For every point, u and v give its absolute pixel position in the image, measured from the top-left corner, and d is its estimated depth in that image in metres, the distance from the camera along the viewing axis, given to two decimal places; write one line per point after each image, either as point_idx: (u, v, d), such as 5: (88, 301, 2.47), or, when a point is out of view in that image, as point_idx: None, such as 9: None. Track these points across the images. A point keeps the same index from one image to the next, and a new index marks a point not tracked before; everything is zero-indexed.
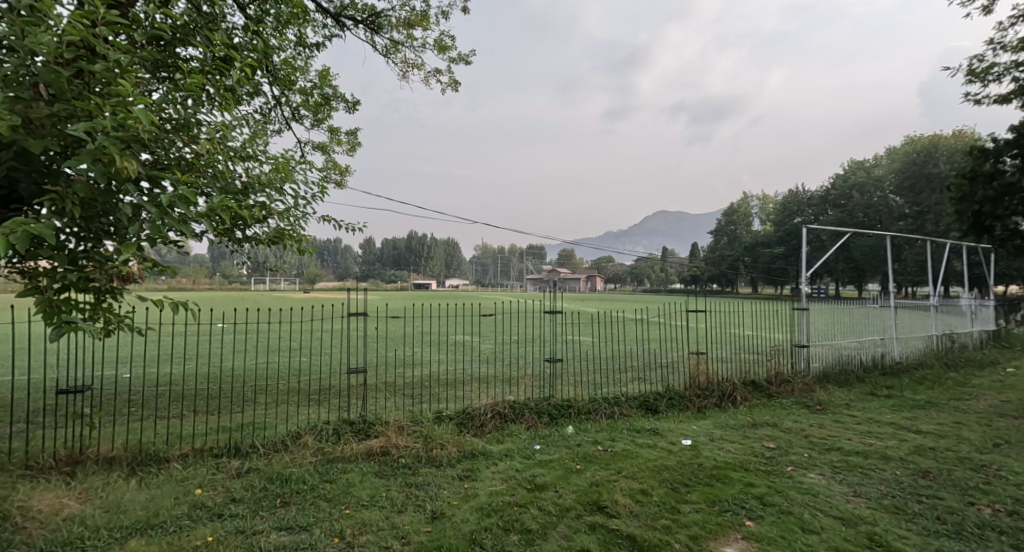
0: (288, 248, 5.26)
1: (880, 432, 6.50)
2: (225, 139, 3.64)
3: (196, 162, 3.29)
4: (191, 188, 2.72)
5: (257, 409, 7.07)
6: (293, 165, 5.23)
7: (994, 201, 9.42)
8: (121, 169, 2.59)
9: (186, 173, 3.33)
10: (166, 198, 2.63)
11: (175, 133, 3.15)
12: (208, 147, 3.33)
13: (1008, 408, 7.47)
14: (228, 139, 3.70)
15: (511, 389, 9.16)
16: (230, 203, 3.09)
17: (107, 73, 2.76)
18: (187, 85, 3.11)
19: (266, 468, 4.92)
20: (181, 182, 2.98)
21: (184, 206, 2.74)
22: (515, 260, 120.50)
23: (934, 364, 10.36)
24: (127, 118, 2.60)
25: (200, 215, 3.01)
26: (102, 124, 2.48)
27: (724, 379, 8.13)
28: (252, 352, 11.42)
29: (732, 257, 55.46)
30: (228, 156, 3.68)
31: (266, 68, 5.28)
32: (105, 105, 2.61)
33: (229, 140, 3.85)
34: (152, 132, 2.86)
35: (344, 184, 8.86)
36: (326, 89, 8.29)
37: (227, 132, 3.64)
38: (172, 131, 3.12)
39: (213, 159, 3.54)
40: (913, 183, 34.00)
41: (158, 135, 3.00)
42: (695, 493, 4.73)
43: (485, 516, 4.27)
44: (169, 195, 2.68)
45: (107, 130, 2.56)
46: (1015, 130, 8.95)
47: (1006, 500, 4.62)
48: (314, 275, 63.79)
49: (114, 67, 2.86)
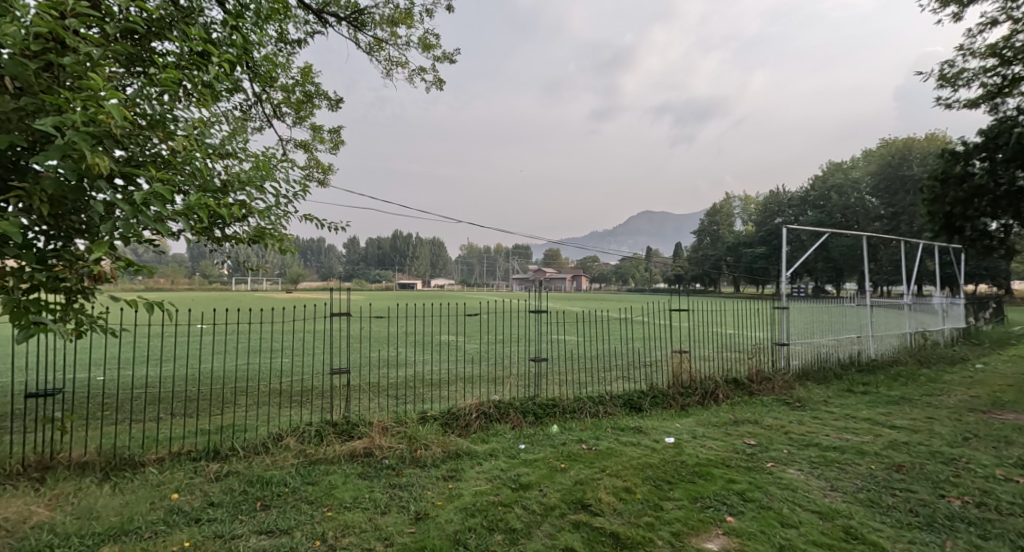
0: (270, 248, 5.19)
1: (856, 427, 6.65)
2: (202, 135, 3.58)
3: (172, 158, 3.24)
4: (167, 185, 2.68)
5: (237, 411, 7.00)
6: (274, 163, 5.16)
7: (964, 202, 9.67)
8: (92, 165, 2.55)
9: (161, 171, 3.28)
10: (139, 196, 2.58)
11: (150, 129, 3.12)
12: (185, 144, 3.28)
13: (978, 403, 7.70)
14: (205, 136, 3.64)
15: (496, 389, 9.19)
16: (209, 201, 3.06)
17: (77, 66, 2.71)
18: (162, 79, 3.06)
19: (246, 472, 4.87)
20: (155, 179, 2.94)
21: (160, 204, 2.69)
22: (501, 259, 120.49)
23: (909, 361, 10.62)
24: (97, 113, 2.55)
25: (177, 213, 2.97)
26: (71, 119, 2.42)
27: (706, 377, 8.23)
28: (232, 355, 11.26)
29: (714, 258, 56.17)
30: (207, 153, 3.63)
31: (247, 64, 5.17)
32: (75, 99, 2.56)
33: (207, 136, 3.78)
34: (125, 128, 2.83)
35: (327, 183, 8.78)
36: (308, 86, 8.23)
37: (205, 129, 3.60)
38: (147, 127, 3.09)
39: (191, 157, 3.49)
40: (889, 185, 34.73)
41: (131, 131, 2.96)
42: (678, 490, 4.79)
43: (469, 516, 4.28)
44: (144, 193, 2.64)
45: (77, 126, 2.50)
46: (986, 134, 9.20)
47: (975, 492, 4.76)
48: (297, 275, 63.36)
49: (85, 61, 2.81)
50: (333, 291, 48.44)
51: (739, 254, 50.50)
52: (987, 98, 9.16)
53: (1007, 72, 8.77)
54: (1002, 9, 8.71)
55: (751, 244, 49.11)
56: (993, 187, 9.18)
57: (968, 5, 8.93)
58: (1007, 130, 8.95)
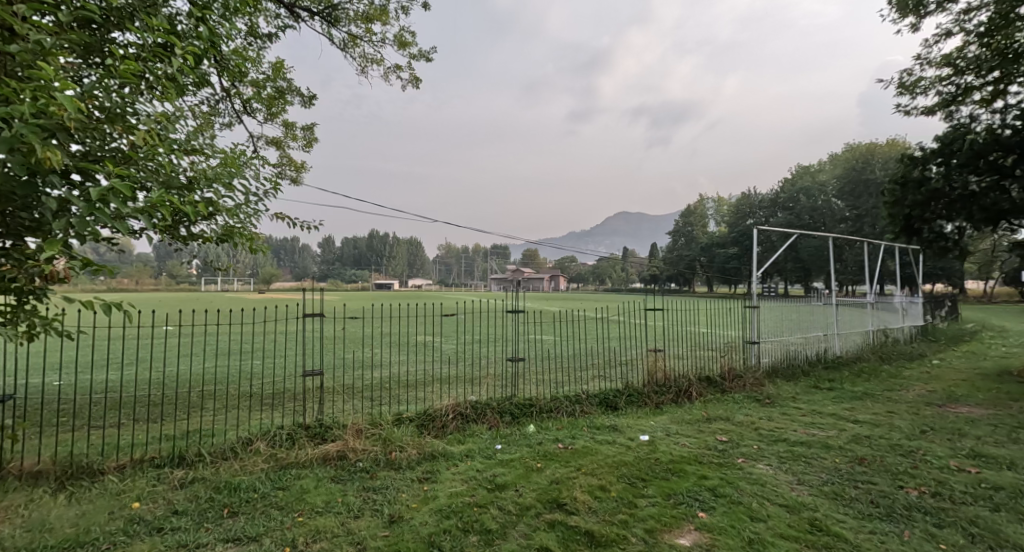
0: (240, 247, 5.06)
1: (822, 422, 6.87)
2: (165, 130, 3.48)
3: (132, 154, 3.16)
4: (126, 182, 2.61)
5: (205, 416, 6.85)
6: (243, 159, 5.04)
7: (922, 205, 10.03)
8: (43, 159, 2.48)
9: (121, 166, 3.20)
10: (97, 192, 2.51)
11: (107, 123, 3.05)
12: (146, 138, 3.19)
13: (934, 397, 8.02)
14: (169, 131, 3.54)
15: (471, 390, 9.20)
16: (172, 199, 2.99)
17: (26, 55, 2.63)
18: (120, 71, 3.00)
19: (212, 478, 4.78)
20: (113, 175, 2.86)
21: (118, 200, 2.61)
22: (478, 259, 120.32)
23: (872, 357, 10.98)
24: (48, 105, 2.48)
25: (138, 210, 2.90)
26: (19, 110, 2.35)
27: (680, 375, 8.38)
28: (199, 358, 11.00)
29: (688, 258, 57.11)
30: (171, 149, 3.53)
31: (214, 57, 5.02)
32: (24, 90, 2.48)
33: (171, 131, 3.69)
34: (80, 121, 2.76)
35: (300, 181, 8.66)
36: (279, 82, 8.09)
37: (168, 123, 3.50)
38: (104, 121, 3.03)
39: (153, 152, 3.39)
40: (853, 188, 35.80)
41: (86, 124, 2.90)
42: (652, 487, 4.88)
43: (444, 518, 4.29)
44: (101, 189, 2.57)
45: (26, 118, 2.43)
46: (942, 140, 9.59)
47: (930, 483, 4.97)
48: (269, 274, 62.22)
49: (36, 50, 2.73)
50: (306, 291, 47.63)
51: (712, 255, 51.42)
52: (942, 105, 9.52)
53: (961, 81, 9.13)
54: (956, 21, 9.06)
55: (724, 244, 50.10)
56: (948, 191, 9.58)
57: (924, 16, 9.26)
58: (961, 137, 9.33)
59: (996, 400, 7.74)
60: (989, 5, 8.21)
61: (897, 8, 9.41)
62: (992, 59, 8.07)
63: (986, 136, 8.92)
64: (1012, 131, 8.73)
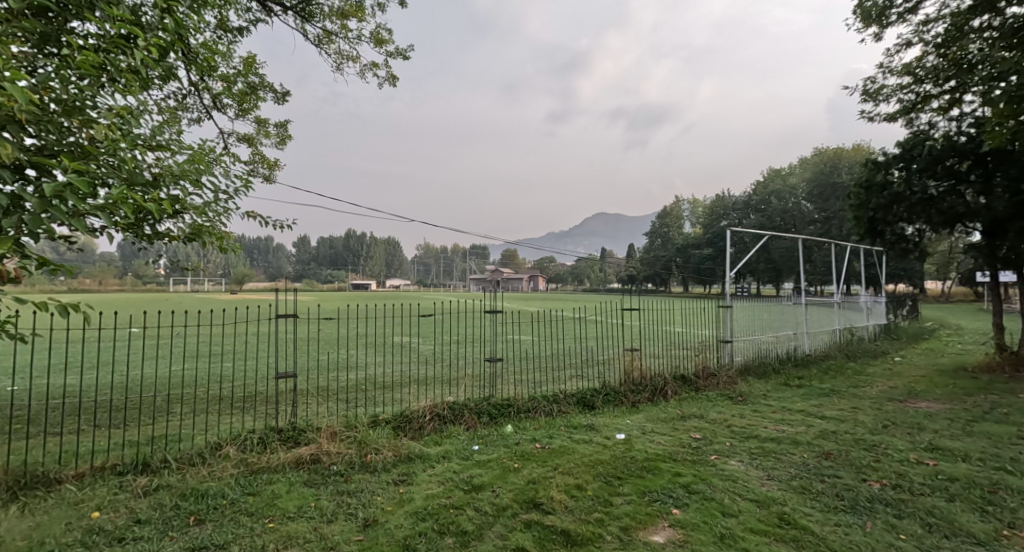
0: (208, 245, 4.89)
1: (792, 419, 7.04)
2: (127, 125, 3.40)
3: (91, 149, 3.09)
4: (83, 178, 2.53)
5: (172, 422, 6.68)
6: (212, 156, 4.88)
7: (886, 208, 10.35)
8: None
9: (79, 161, 3.12)
10: (50, 187, 2.44)
11: (63, 116, 3.00)
12: (105, 132, 3.11)
13: (896, 393, 8.30)
14: (132, 126, 3.45)
15: (449, 391, 9.18)
16: (133, 196, 2.93)
17: None
18: (78, 63, 2.94)
19: (178, 485, 4.68)
20: (70, 170, 2.80)
21: (75, 197, 2.54)
22: (456, 259, 119.90)
23: (839, 355, 11.31)
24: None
25: (97, 207, 2.83)
26: None
27: (656, 374, 8.50)
28: (166, 361, 10.71)
29: (664, 258, 57.89)
30: (133, 144, 3.43)
31: (182, 50, 4.89)
32: None
33: (134, 125, 3.60)
34: (33, 113, 2.69)
35: (273, 179, 8.52)
36: (251, 77, 7.94)
37: (130, 118, 3.41)
38: (61, 113, 2.97)
39: (115, 147, 3.30)
40: (822, 191, 36.80)
41: (39, 116, 2.83)
42: (627, 485, 4.94)
43: (420, 521, 4.28)
44: (55, 185, 2.50)
45: None
46: (903, 145, 10.08)
47: (892, 475, 5.14)
48: (242, 275, 60.98)
49: None
50: (279, 291, 46.83)
51: (688, 255, 52.21)
52: (902, 112, 9.84)
53: (920, 89, 9.46)
54: (916, 32, 9.38)
55: (699, 244, 50.95)
56: (909, 194, 9.94)
57: (886, 26, 9.57)
58: (920, 142, 9.79)
59: (953, 395, 8.06)
60: (946, 17, 8.53)
61: (860, 18, 9.70)
62: (949, 70, 8.41)
63: (943, 142, 9.38)
64: (968, 138, 9.17)
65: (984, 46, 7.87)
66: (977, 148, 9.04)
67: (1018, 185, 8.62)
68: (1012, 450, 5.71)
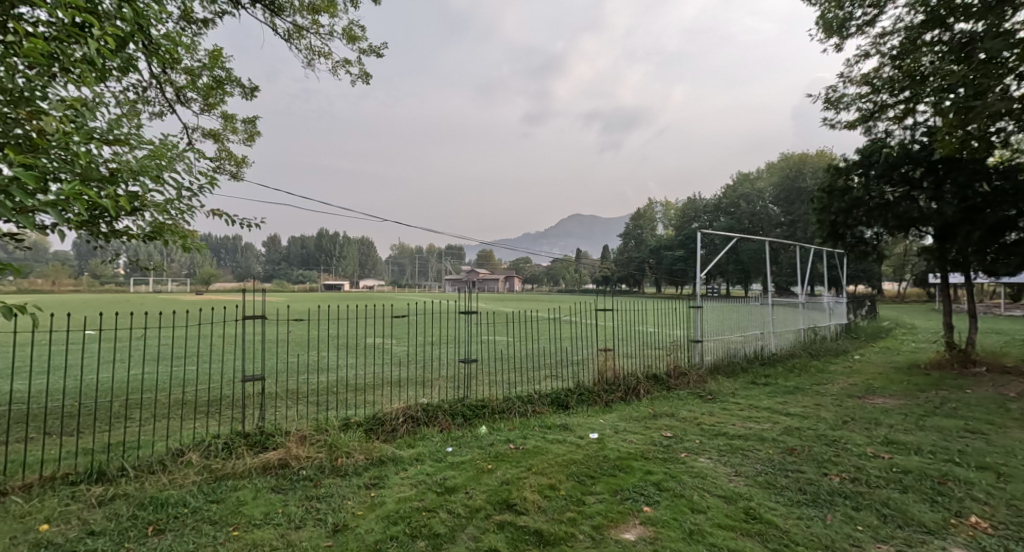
0: (170, 245, 4.66)
1: (758, 416, 7.22)
2: (79, 117, 3.29)
3: (39, 141, 2.97)
4: (31, 171, 2.43)
5: (132, 429, 6.46)
6: (178, 151, 4.61)
7: (846, 212, 10.66)
8: None
9: (25, 155, 3.01)
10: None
11: None
12: (54, 124, 3.00)
13: (856, 389, 8.59)
14: (85, 120, 3.33)
15: (423, 393, 9.14)
16: (87, 192, 2.84)
17: None
18: (25, 52, 2.84)
19: (137, 494, 4.54)
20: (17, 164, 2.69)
21: (22, 192, 2.44)
22: (431, 260, 119.26)
23: (803, 353, 11.64)
24: None
25: (45, 203, 2.72)
26: None
27: (629, 374, 8.61)
28: (126, 364, 10.37)
29: (637, 259, 58.61)
30: (86, 137, 3.29)
31: (143, 44, 4.75)
32: None
33: (89, 119, 3.47)
34: None
35: (241, 176, 8.34)
36: (217, 71, 7.74)
37: (83, 111, 3.30)
38: None
39: (67, 140, 3.18)
40: (788, 196, 37.95)
41: None
42: (600, 484, 5.00)
43: (392, 524, 4.25)
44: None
45: None
46: (863, 151, 10.40)
47: (851, 469, 5.32)
48: (209, 274, 59.46)
49: None
50: (247, 291, 45.87)
51: (660, 257, 53.03)
52: (862, 120, 10.15)
53: (878, 99, 9.78)
54: (874, 43, 9.71)
55: (671, 246, 51.81)
56: (868, 199, 10.28)
57: (846, 37, 9.88)
58: (877, 150, 10.14)
59: (908, 391, 8.39)
60: (901, 31, 8.85)
61: (822, 29, 9.99)
62: (904, 80, 8.73)
63: (900, 150, 9.76)
64: (921, 146, 9.61)
65: (936, 59, 8.20)
66: (929, 156, 9.48)
67: (966, 191, 9.06)
68: (959, 443, 5.97)
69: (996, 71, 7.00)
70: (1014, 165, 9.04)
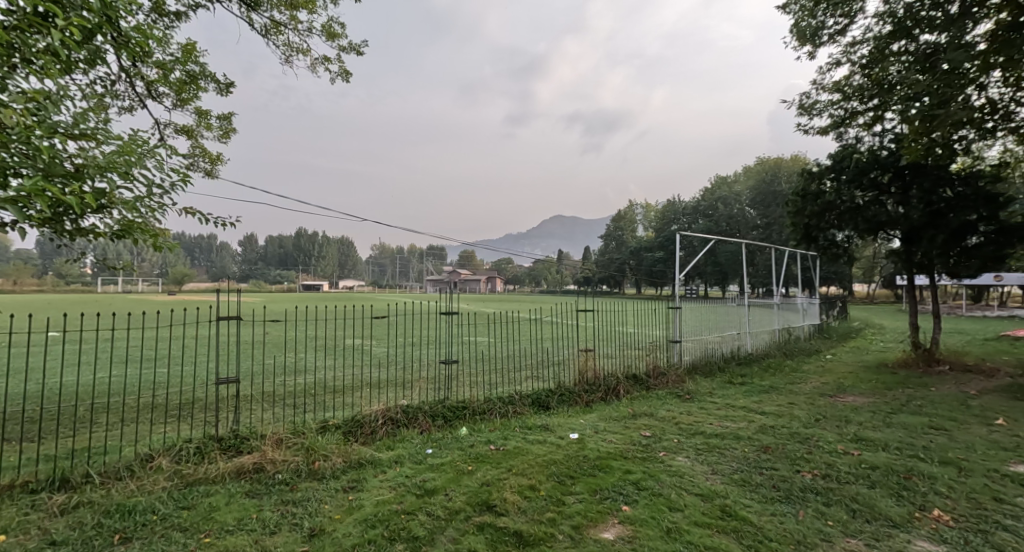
0: (140, 244, 4.49)
1: (734, 415, 7.34)
2: (41, 110, 3.19)
3: None
4: None
5: (99, 435, 6.28)
6: (150, 146, 4.41)
7: (819, 216, 10.91)
8: None
9: None
10: None
11: None
12: (13, 116, 2.90)
13: (827, 388, 8.79)
14: (47, 113, 3.24)
15: (403, 394, 9.09)
16: (46, 188, 2.78)
17: None
18: None
19: (103, 501, 4.43)
20: None
21: None
22: (412, 261, 118.64)
23: (778, 353, 11.86)
24: None
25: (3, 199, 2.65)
26: None
27: (609, 374, 8.68)
28: (94, 367, 10.08)
29: (617, 260, 59.09)
30: (48, 131, 3.20)
31: (112, 36, 4.61)
32: None
33: (53, 112, 3.37)
34: None
35: (215, 174, 8.19)
36: (190, 66, 7.58)
37: (45, 103, 3.21)
38: None
39: (29, 134, 3.09)
40: (764, 199, 38.72)
41: None
42: (579, 484, 5.02)
43: (370, 528, 4.21)
44: None
45: None
46: (834, 157, 10.66)
47: (822, 466, 5.44)
48: (183, 275, 58.16)
49: None
50: (221, 291, 45.07)
51: (640, 258, 53.55)
52: (834, 126, 10.40)
53: (848, 106, 10.03)
54: (845, 52, 9.95)
55: (650, 247, 52.33)
56: (839, 203, 10.52)
57: (818, 46, 10.10)
58: (848, 155, 10.40)
59: (877, 389, 8.62)
60: (870, 40, 9.09)
61: (796, 37, 10.20)
62: (873, 89, 8.98)
63: (869, 156, 10.03)
64: (889, 152, 9.87)
65: (903, 69, 8.44)
66: (896, 162, 9.77)
67: (931, 197, 9.41)
68: (924, 439, 6.15)
69: (959, 81, 7.23)
70: (976, 171, 9.35)
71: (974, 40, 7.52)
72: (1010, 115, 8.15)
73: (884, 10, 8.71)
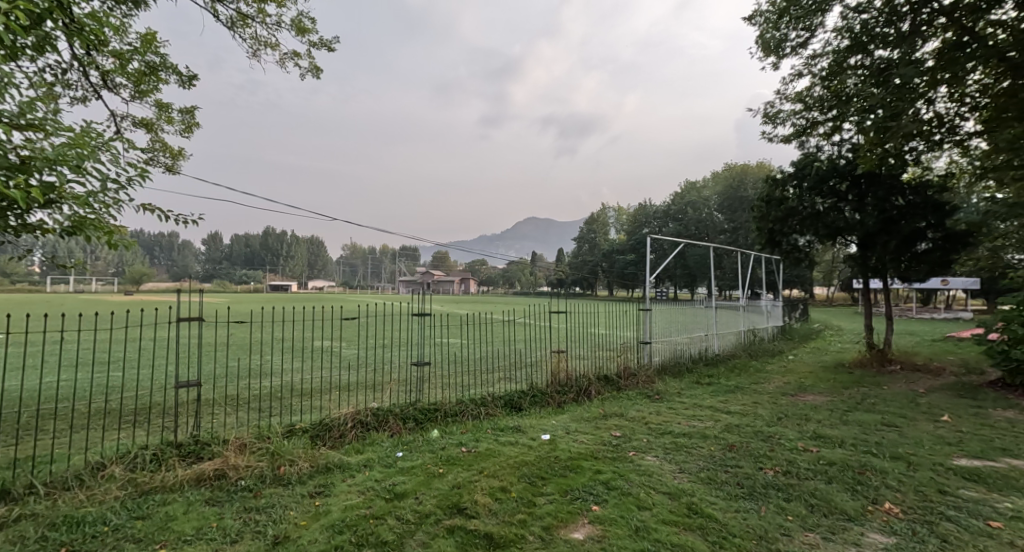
0: (94, 242, 4.30)
1: (701, 415, 7.48)
2: None
3: None
4: None
5: (48, 443, 6.01)
6: (105, 137, 4.24)
7: (782, 220, 11.21)
8: None
9: None
10: None
11: None
12: None
13: (789, 387, 9.05)
14: None
15: (374, 397, 8.99)
16: None
17: None
18: None
19: (49, 513, 4.24)
20: None
21: None
22: (384, 262, 117.48)
23: (743, 354, 12.14)
24: None
25: None
26: None
27: (581, 375, 8.73)
28: (45, 372, 9.65)
29: (589, 262, 59.64)
30: None
31: (63, 20, 4.44)
32: None
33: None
34: None
35: (176, 169, 7.94)
36: (150, 57, 7.33)
37: None
38: None
39: None
40: (732, 204, 39.64)
41: None
42: (551, 485, 5.04)
43: (337, 533, 4.15)
44: None
45: None
46: (797, 164, 10.97)
47: (784, 463, 5.59)
48: (142, 274, 56.22)
49: None
50: (182, 291, 43.80)
51: (612, 260, 54.20)
52: (796, 135, 10.69)
53: (809, 116, 10.33)
54: (807, 64, 10.25)
55: (622, 250, 53.00)
56: (801, 209, 10.83)
57: (782, 57, 10.38)
58: (809, 164, 10.71)
59: (836, 388, 8.91)
60: (830, 53, 9.39)
61: (761, 48, 10.47)
62: (832, 100, 9.28)
63: (828, 164, 10.36)
64: (846, 161, 10.22)
65: (859, 81, 8.75)
66: (853, 170, 10.14)
67: (885, 204, 9.79)
68: (878, 435, 6.39)
69: (909, 96, 7.55)
70: (925, 181, 9.78)
71: (923, 57, 7.84)
72: (955, 128, 8.54)
73: (842, 25, 9.00)
